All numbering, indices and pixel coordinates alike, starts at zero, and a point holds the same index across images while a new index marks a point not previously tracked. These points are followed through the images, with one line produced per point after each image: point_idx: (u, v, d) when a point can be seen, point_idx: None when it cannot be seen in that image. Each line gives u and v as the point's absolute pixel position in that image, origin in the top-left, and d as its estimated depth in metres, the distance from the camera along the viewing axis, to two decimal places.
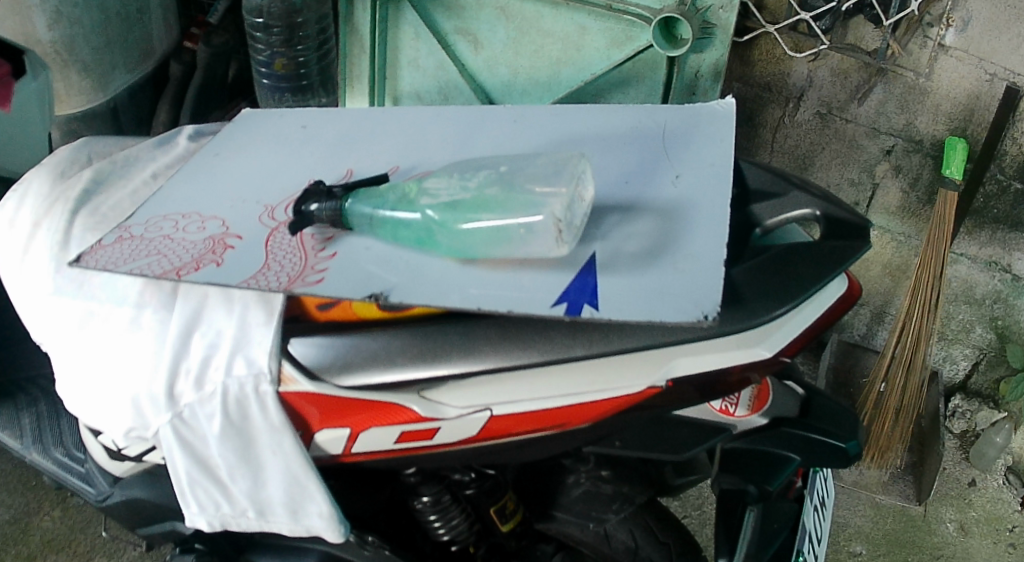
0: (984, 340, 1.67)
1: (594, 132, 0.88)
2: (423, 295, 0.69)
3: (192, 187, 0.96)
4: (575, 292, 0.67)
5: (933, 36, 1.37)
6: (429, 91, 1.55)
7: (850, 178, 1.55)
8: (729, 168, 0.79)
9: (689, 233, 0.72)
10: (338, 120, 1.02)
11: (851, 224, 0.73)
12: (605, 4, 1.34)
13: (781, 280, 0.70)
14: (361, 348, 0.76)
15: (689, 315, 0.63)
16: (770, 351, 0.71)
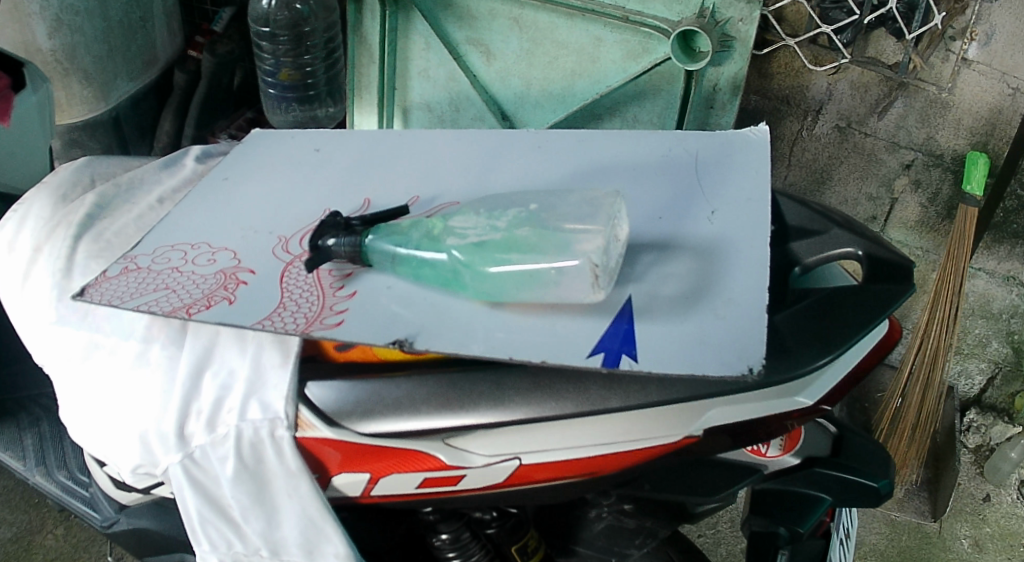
0: (999, 354, 1.66)
1: (625, 161, 0.87)
2: (447, 343, 0.66)
3: (201, 215, 0.93)
4: (612, 341, 0.64)
5: (955, 49, 1.36)
6: (440, 102, 1.52)
7: (868, 192, 1.57)
8: (766, 202, 0.77)
9: (729, 274, 0.70)
10: (354, 149, 1.00)
11: (894, 265, 0.74)
12: (621, 15, 1.30)
13: (824, 325, 0.70)
14: (385, 396, 0.75)
15: (733, 368, 0.61)
16: (810, 401, 0.71)
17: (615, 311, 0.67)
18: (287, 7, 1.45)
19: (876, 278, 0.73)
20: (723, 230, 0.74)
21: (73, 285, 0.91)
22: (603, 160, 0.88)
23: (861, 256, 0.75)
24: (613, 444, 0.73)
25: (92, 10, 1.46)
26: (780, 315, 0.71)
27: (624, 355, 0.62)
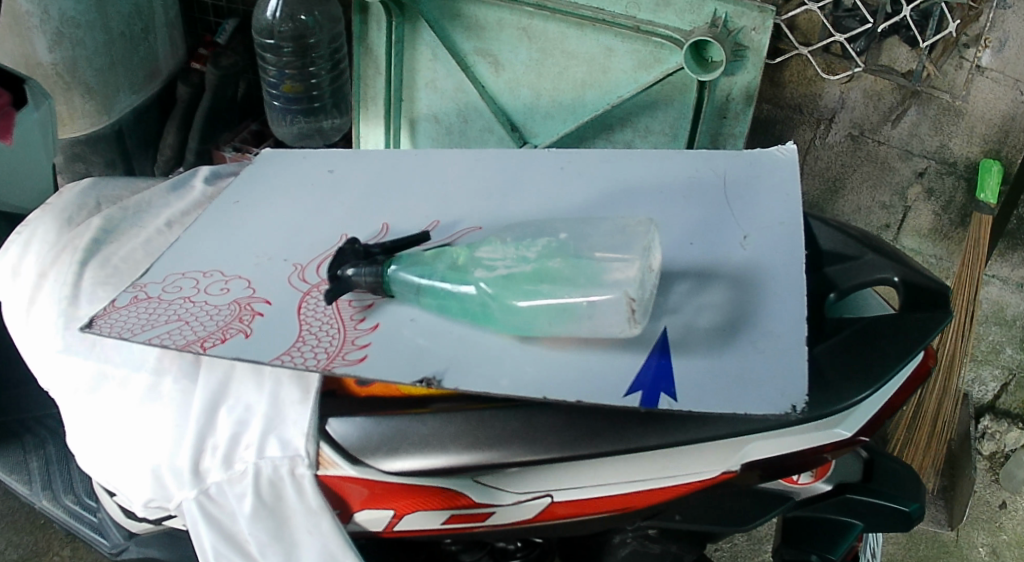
0: (1014, 361, 1.66)
1: (653, 183, 0.92)
2: (478, 383, 0.67)
3: (213, 241, 0.91)
4: (653, 380, 0.67)
5: (969, 56, 1.36)
6: (447, 114, 1.48)
7: (882, 201, 1.57)
8: (798, 226, 0.83)
9: (764, 301, 0.75)
10: (366, 172, 1.01)
11: (931, 290, 0.81)
12: (632, 25, 1.28)
13: (862, 360, 0.75)
14: (411, 434, 0.75)
15: (778, 407, 0.65)
16: (849, 431, 0.73)
17: (652, 347, 0.70)
18: (292, 18, 1.45)
19: (916, 305, 0.80)
20: (758, 258, 0.80)
21: (81, 312, 0.88)
22: (638, 183, 0.93)
23: (898, 281, 0.82)
24: (647, 479, 0.75)
25: (94, 23, 1.43)
26: (819, 346, 0.77)
27: (663, 394, 0.65)
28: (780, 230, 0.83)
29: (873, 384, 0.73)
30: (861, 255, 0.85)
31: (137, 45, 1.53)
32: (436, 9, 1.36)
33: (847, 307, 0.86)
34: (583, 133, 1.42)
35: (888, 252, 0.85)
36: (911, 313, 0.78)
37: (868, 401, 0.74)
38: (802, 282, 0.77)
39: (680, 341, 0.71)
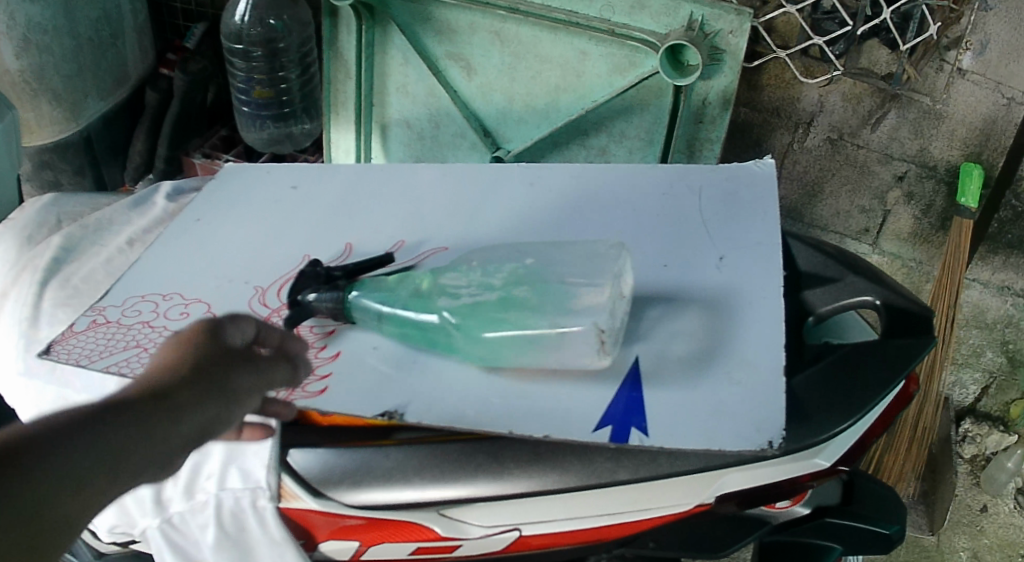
0: (994, 364, 1.69)
1: (629, 206, 0.99)
2: (450, 418, 0.72)
3: (174, 263, 0.91)
4: (619, 413, 0.72)
5: (949, 59, 1.37)
6: (419, 118, 1.44)
7: (861, 205, 1.57)
8: (774, 247, 0.89)
9: (737, 326, 0.80)
10: (327, 187, 1.04)
11: (913, 312, 0.88)
12: (607, 28, 1.25)
13: (847, 388, 0.80)
14: (374, 468, 0.78)
15: (754, 443, 0.69)
16: (827, 461, 0.79)
17: (621, 376, 0.76)
18: (259, 22, 1.41)
19: (898, 326, 0.87)
20: (728, 282, 0.85)
21: (41, 334, 0.85)
22: (616, 205, 0.99)
23: (880, 303, 0.89)
24: (615, 513, 0.79)
25: (60, 28, 1.39)
26: (798, 378, 0.81)
27: (634, 429, 0.70)
28: (754, 253, 0.89)
29: (858, 413, 0.78)
30: (843, 277, 0.93)
31: (104, 50, 1.49)
32: (408, 13, 1.33)
33: (829, 329, 0.94)
34: (557, 138, 1.39)
35: (869, 275, 0.93)
36: (897, 338, 0.84)
37: (846, 433, 0.79)
38: (772, 308, 0.82)
39: (648, 370, 0.76)
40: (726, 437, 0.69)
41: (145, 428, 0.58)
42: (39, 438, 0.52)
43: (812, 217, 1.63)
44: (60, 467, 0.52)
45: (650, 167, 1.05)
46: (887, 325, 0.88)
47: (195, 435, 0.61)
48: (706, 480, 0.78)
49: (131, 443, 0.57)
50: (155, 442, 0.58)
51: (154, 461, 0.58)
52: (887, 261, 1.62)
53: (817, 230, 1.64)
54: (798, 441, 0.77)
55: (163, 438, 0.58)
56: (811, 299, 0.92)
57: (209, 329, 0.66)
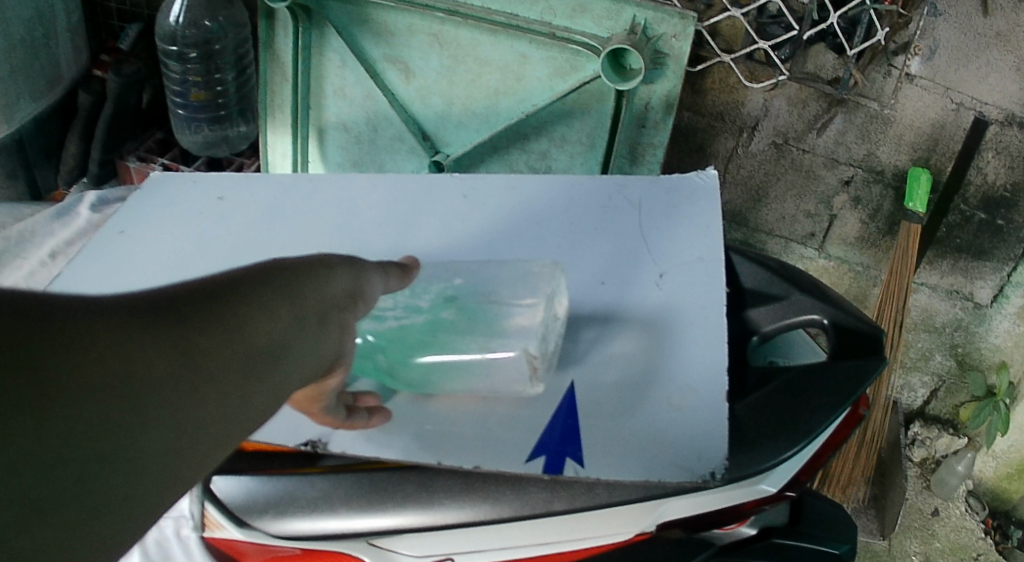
0: (943, 367, 1.70)
1: (570, 218, 1.08)
2: (390, 450, 0.83)
3: (97, 274, 1.06)
4: (551, 443, 0.84)
5: (897, 64, 1.37)
6: (357, 122, 1.42)
7: (807, 209, 1.57)
8: (716, 263, 1.00)
9: (674, 347, 0.92)
10: (248, 206, 1.14)
11: (862, 331, 0.95)
12: (548, 32, 1.24)
13: (788, 415, 0.90)
14: (300, 498, 0.89)
15: (696, 475, 0.82)
16: (772, 487, 0.89)
17: (558, 407, 0.87)
18: (195, 24, 1.39)
19: (847, 348, 0.95)
20: (665, 301, 0.96)
21: None
22: (563, 218, 1.08)
23: (828, 323, 0.97)
24: (549, 543, 0.90)
25: None
26: (741, 404, 0.92)
27: (568, 459, 0.83)
28: (694, 269, 0.99)
29: (802, 442, 0.87)
30: (788, 295, 1.01)
31: (38, 53, 1.45)
32: (346, 15, 1.30)
33: (773, 351, 1.04)
34: (497, 142, 1.38)
35: (813, 291, 1.01)
36: (845, 359, 0.94)
37: (791, 460, 0.89)
38: (706, 330, 0.93)
39: (582, 397, 0.88)
40: (666, 469, 0.82)
41: (316, 276, 0.59)
42: (258, 272, 0.53)
43: (757, 221, 1.62)
44: (286, 294, 0.54)
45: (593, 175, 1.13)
46: (837, 344, 0.96)
47: (344, 294, 0.62)
48: (649, 509, 0.88)
49: (315, 287, 0.58)
50: (326, 287, 0.60)
51: (316, 314, 0.57)
52: (833, 265, 1.62)
53: (762, 234, 1.64)
54: (741, 468, 0.86)
55: (330, 288, 0.60)
56: (755, 317, 1.02)
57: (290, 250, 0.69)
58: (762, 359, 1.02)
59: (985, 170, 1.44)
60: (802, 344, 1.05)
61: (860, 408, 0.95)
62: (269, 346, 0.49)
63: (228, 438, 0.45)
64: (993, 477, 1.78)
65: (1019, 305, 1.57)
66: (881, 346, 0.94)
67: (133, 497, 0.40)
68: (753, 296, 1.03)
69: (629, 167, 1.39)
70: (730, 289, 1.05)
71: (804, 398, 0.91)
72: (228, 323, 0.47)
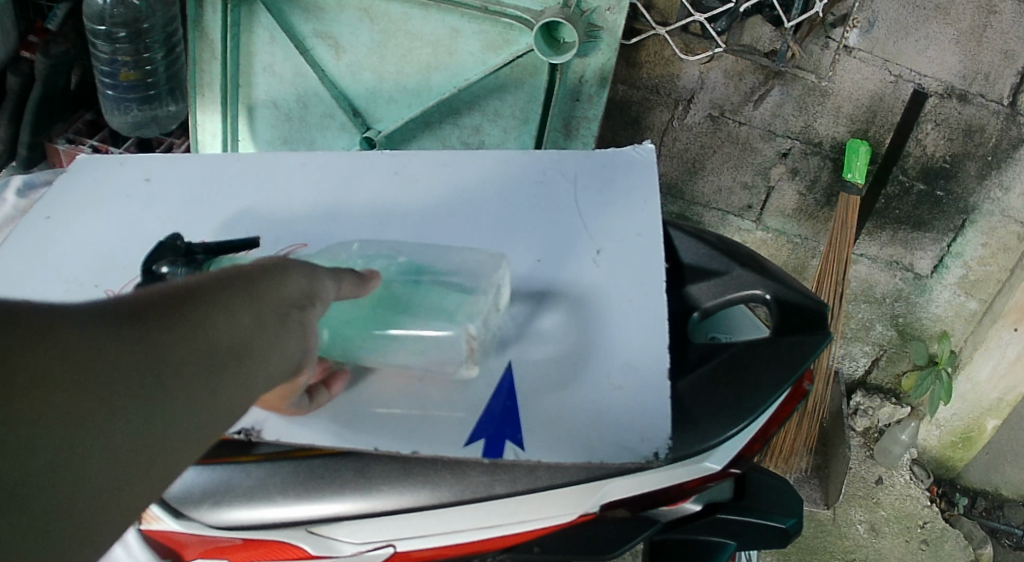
0: (884, 337, 1.73)
1: (506, 194, 1.06)
2: (329, 438, 0.84)
3: (21, 265, 1.05)
4: (489, 426, 0.84)
5: (835, 36, 1.38)
6: (287, 100, 1.41)
7: (744, 181, 1.58)
8: (654, 237, 0.99)
9: (608, 324, 0.91)
10: (177, 187, 1.11)
11: (806, 307, 0.97)
12: (480, 5, 1.24)
13: (731, 394, 0.91)
14: (237, 487, 0.90)
15: (640, 455, 0.82)
16: (715, 464, 0.91)
17: (496, 388, 0.87)
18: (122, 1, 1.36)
19: (790, 320, 0.96)
20: (603, 279, 0.96)
21: None
22: (498, 194, 1.06)
23: (770, 298, 0.97)
24: (487, 526, 0.90)
25: None
26: (684, 381, 0.93)
27: (509, 443, 0.83)
28: (632, 246, 0.99)
29: (745, 420, 0.89)
30: (729, 270, 1.01)
31: None
32: None
33: (715, 325, 1.05)
34: (429, 117, 1.37)
35: (753, 264, 1.02)
36: (789, 335, 0.95)
37: (734, 438, 0.91)
38: (645, 309, 0.92)
39: (521, 378, 0.88)
40: (608, 452, 0.83)
41: (279, 277, 0.62)
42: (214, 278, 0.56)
43: (693, 193, 1.63)
44: (245, 296, 0.57)
45: (530, 150, 1.12)
46: (781, 317, 0.97)
47: (310, 290, 0.65)
48: (591, 490, 0.88)
49: (277, 286, 0.61)
50: (291, 284, 0.62)
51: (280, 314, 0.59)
52: (771, 237, 1.64)
53: (699, 207, 1.65)
54: (686, 447, 0.88)
55: (294, 286, 0.63)
56: (696, 292, 1.02)
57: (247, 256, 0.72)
58: (704, 335, 1.03)
59: (924, 142, 1.45)
60: (740, 318, 1.06)
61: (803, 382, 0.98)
62: (228, 345, 0.53)
63: (189, 436, 0.49)
64: (937, 446, 1.82)
65: (960, 276, 1.59)
66: (821, 321, 0.96)
67: (100, 492, 0.43)
68: (692, 272, 1.03)
69: (564, 140, 1.37)
70: (670, 265, 1.05)
71: (746, 374, 0.92)
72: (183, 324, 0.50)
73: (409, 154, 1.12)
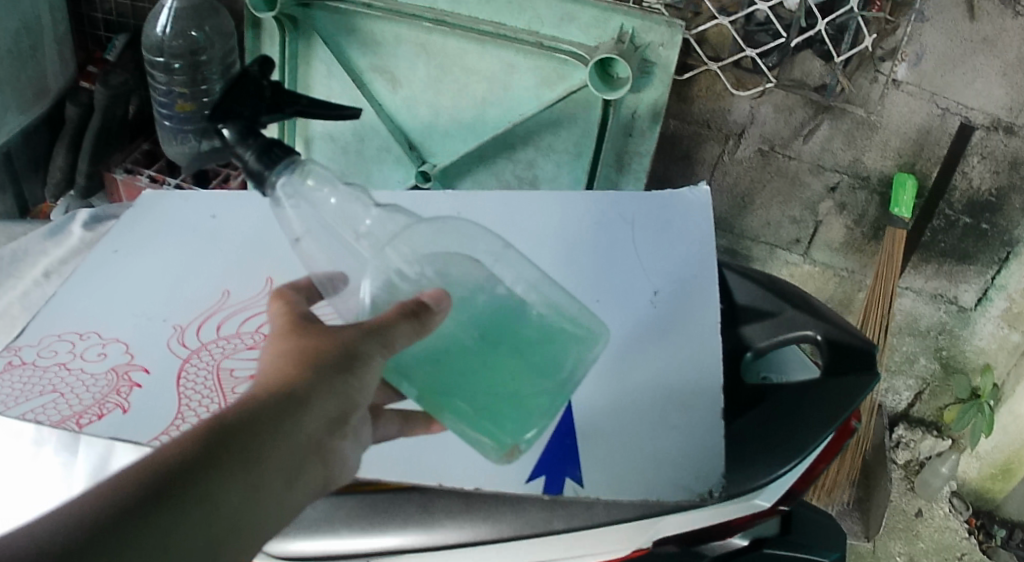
0: (927, 370, 1.72)
1: (565, 234, 1.10)
2: (397, 472, 0.87)
3: (90, 299, 1.10)
4: (550, 463, 0.88)
5: (884, 70, 1.38)
6: (342, 132, 1.46)
7: (792, 215, 1.58)
8: (709, 278, 1.03)
9: (669, 362, 0.95)
10: (240, 228, 1.19)
11: (855, 346, 0.99)
12: (536, 41, 1.26)
13: (784, 434, 0.92)
14: (303, 520, 0.91)
15: (693, 492, 0.85)
16: (765, 502, 0.92)
17: (556, 426, 0.90)
18: (182, 34, 1.39)
19: (839, 359, 0.98)
20: (660, 320, 0.99)
21: None
22: (557, 231, 1.10)
23: (821, 338, 0.99)
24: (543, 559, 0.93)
25: None
26: (738, 421, 0.94)
27: (568, 480, 0.86)
28: (687, 288, 1.02)
29: (796, 457, 0.90)
30: (782, 311, 1.03)
31: (25, 62, 1.47)
32: (331, 24, 1.33)
33: (767, 364, 1.03)
34: (484, 152, 1.40)
35: (804, 306, 1.03)
36: (837, 378, 0.96)
37: (784, 477, 0.91)
38: (701, 346, 0.96)
39: (582, 416, 0.91)
40: (664, 488, 0.86)
41: (288, 422, 0.67)
42: (211, 443, 0.62)
43: (742, 227, 1.63)
44: (241, 463, 0.63)
45: (588, 192, 1.16)
46: (830, 358, 0.98)
47: (326, 424, 0.70)
48: (644, 528, 0.90)
49: (282, 437, 0.66)
50: (304, 428, 0.68)
51: (287, 463, 0.66)
52: (819, 270, 1.64)
53: (748, 241, 1.65)
54: (739, 485, 0.88)
55: (307, 426, 0.68)
56: (749, 333, 1.03)
57: (296, 324, 0.76)
58: (756, 375, 1.01)
59: (969, 175, 1.45)
60: (794, 359, 1.05)
61: (852, 421, 0.98)
62: (212, 530, 0.59)
63: None
64: (977, 479, 1.81)
65: (1003, 308, 1.58)
66: (872, 362, 0.97)
67: None
68: (746, 313, 1.05)
69: (616, 175, 1.40)
70: (724, 305, 1.06)
71: (800, 414, 0.93)
72: (162, 523, 0.56)
73: (471, 194, 1.16)
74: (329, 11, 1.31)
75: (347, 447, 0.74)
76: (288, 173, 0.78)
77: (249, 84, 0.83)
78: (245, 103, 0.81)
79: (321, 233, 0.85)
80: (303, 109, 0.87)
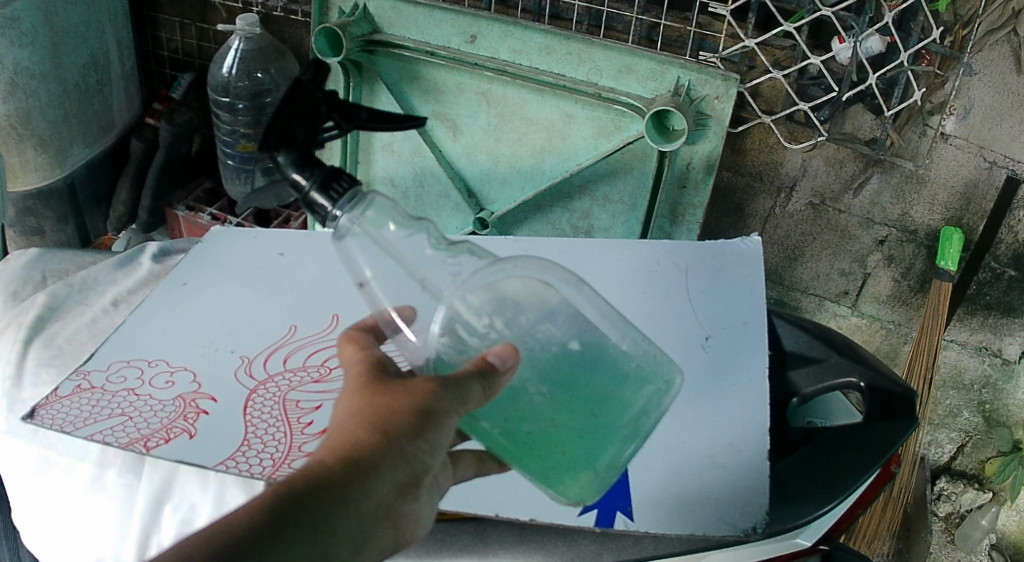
0: (971, 424, 1.71)
1: (615, 275, 1.12)
2: (455, 503, 0.85)
3: (157, 329, 1.05)
4: (600, 498, 0.86)
5: (932, 124, 1.39)
6: (404, 177, 1.52)
7: (841, 267, 1.61)
8: (760, 326, 1.03)
9: (727, 407, 0.94)
10: (307, 268, 1.17)
11: (898, 394, 0.96)
12: (594, 92, 1.30)
13: (825, 472, 0.90)
14: None
15: (739, 528, 0.83)
16: (807, 540, 0.89)
17: None
18: (249, 76, 1.54)
19: (883, 405, 0.96)
20: (711, 366, 0.99)
21: (24, 394, 0.99)
22: (615, 279, 1.11)
23: (864, 386, 0.97)
24: None
25: (48, 73, 1.46)
26: (781, 463, 0.91)
27: (619, 514, 0.85)
28: (739, 334, 1.03)
29: (837, 498, 0.87)
30: (827, 358, 1.02)
31: (91, 97, 1.57)
32: (395, 71, 1.39)
33: (809, 411, 1.03)
34: (541, 201, 1.45)
35: (850, 354, 1.02)
36: (879, 422, 0.94)
37: (827, 514, 0.88)
38: (754, 393, 0.96)
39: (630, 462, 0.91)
40: (710, 523, 0.84)
41: (355, 492, 0.62)
42: (273, 518, 0.59)
43: (792, 279, 1.66)
44: (301, 542, 0.59)
45: (642, 241, 1.18)
46: (875, 404, 0.96)
47: (395, 489, 0.65)
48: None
49: (349, 508, 0.62)
50: (372, 496, 0.63)
51: (353, 534, 0.63)
52: (866, 322, 1.65)
53: (797, 293, 1.67)
54: (781, 523, 0.86)
55: (375, 493, 0.63)
56: (796, 379, 1.01)
57: (370, 372, 0.68)
58: (801, 419, 1.01)
59: (1016, 229, 1.46)
60: (836, 405, 1.05)
61: (891, 465, 0.95)
62: None
63: None
64: (1017, 531, 1.80)
65: None
66: (914, 407, 0.95)
67: None
68: (794, 359, 1.03)
69: (669, 225, 1.43)
70: (772, 351, 1.05)
71: (840, 454, 0.91)
72: None
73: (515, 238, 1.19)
74: (393, 58, 1.38)
75: (423, 501, 0.70)
76: (350, 209, 0.68)
77: (308, 95, 0.68)
78: (302, 123, 0.67)
79: (385, 272, 0.72)
80: (365, 123, 0.70)
